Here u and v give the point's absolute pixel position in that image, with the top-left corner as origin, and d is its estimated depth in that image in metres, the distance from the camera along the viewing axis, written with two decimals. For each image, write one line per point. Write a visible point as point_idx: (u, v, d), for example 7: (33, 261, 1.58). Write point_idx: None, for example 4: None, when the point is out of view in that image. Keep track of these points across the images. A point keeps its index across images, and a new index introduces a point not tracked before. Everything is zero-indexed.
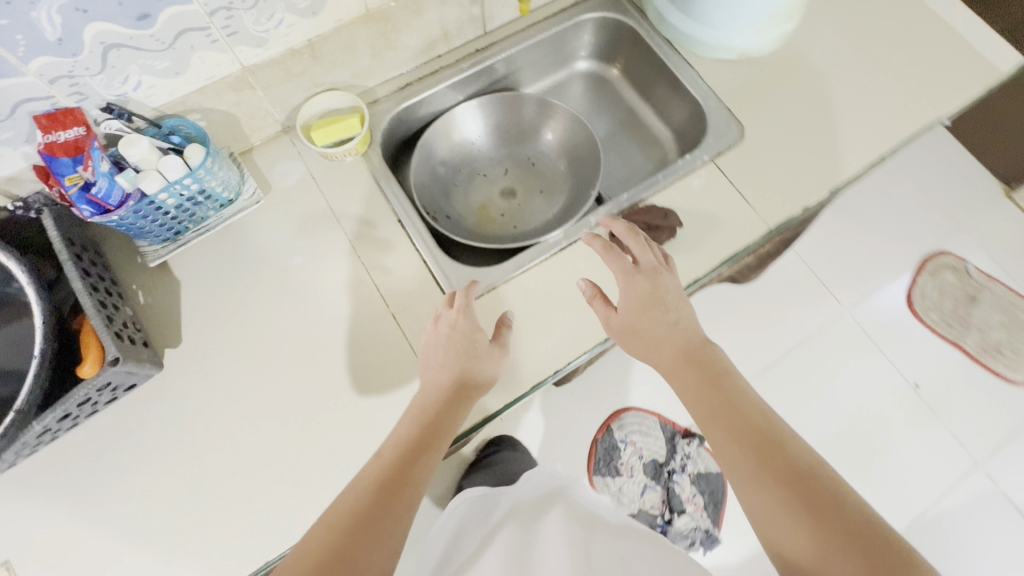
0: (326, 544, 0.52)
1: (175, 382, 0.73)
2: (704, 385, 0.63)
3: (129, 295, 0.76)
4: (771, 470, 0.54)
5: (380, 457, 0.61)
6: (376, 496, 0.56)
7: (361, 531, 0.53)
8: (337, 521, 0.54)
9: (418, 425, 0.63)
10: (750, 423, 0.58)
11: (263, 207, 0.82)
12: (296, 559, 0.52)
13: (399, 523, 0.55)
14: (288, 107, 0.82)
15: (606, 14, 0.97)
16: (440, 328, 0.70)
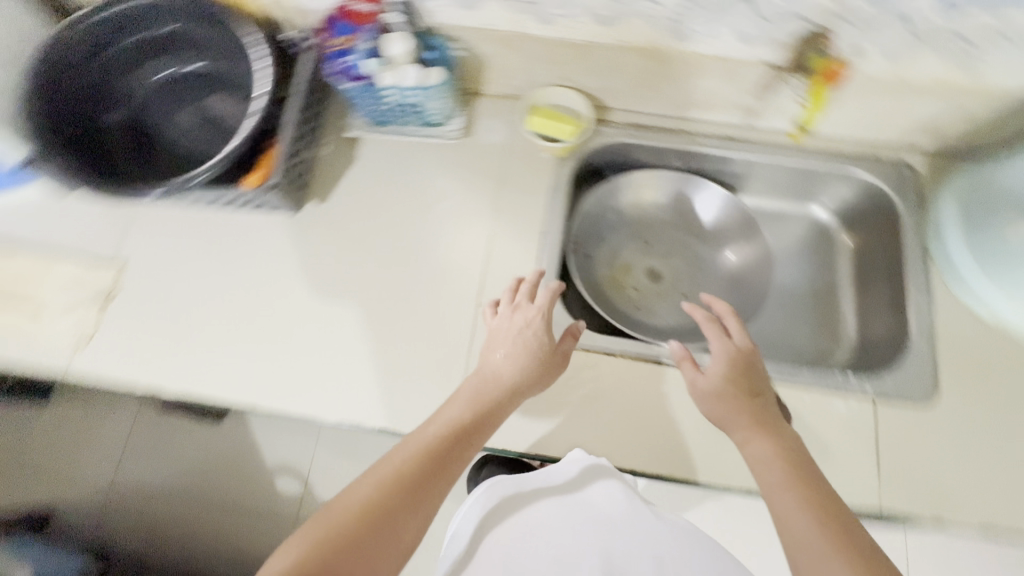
0: (354, 523, 0.52)
1: (298, 226, 0.84)
2: (768, 431, 0.61)
3: (320, 142, 0.87)
4: (832, 523, 0.51)
5: (428, 429, 0.62)
6: (415, 471, 0.57)
7: (395, 499, 0.54)
8: (373, 492, 0.54)
9: (471, 415, 0.64)
10: (807, 480, 0.56)
11: (454, 146, 0.87)
12: (326, 530, 0.51)
13: (429, 503, 0.56)
14: (532, 81, 0.86)
15: (881, 185, 0.84)
16: (518, 324, 0.72)
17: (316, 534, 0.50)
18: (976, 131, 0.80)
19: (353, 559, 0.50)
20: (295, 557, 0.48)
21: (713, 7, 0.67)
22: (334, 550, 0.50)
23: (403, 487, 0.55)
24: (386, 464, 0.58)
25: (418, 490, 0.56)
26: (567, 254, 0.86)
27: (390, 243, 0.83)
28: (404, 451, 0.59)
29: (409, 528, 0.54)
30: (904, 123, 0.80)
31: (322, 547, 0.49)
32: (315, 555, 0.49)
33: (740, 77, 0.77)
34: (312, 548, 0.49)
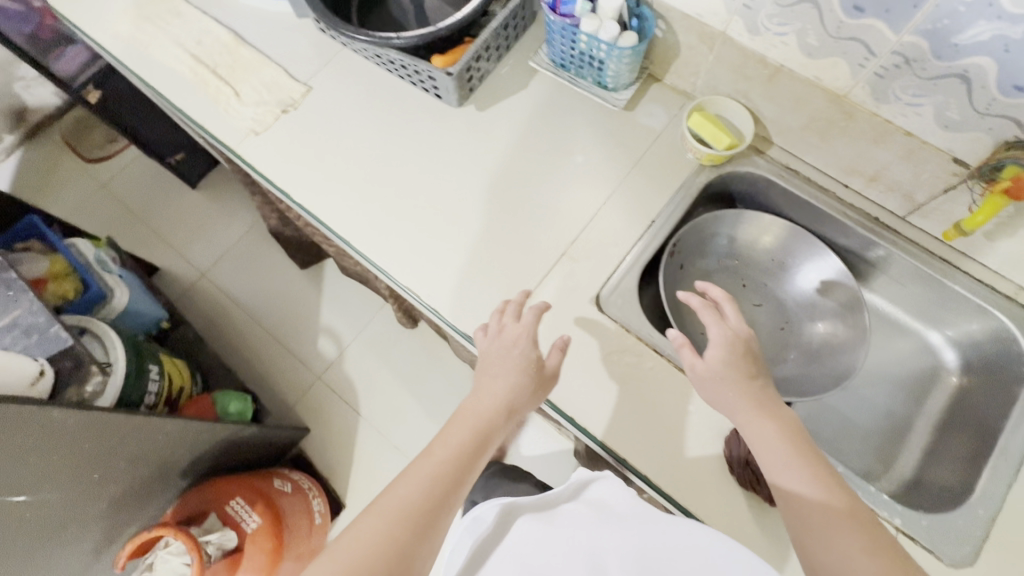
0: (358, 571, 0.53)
1: (451, 119, 0.93)
2: (771, 412, 0.61)
3: (502, 60, 0.95)
4: (843, 508, 0.53)
5: (426, 466, 0.63)
6: (420, 496, 0.60)
7: (400, 546, 0.55)
8: (375, 556, 0.54)
9: (472, 436, 0.66)
10: (810, 457, 0.57)
11: (611, 113, 0.92)
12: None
13: (435, 534, 0.58)
14: (710, 86, 0.87)
15: (1020, 339, 0.77)
16: (506, 343, 0.73)
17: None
18: None
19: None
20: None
21: (927, 77, 0.65)
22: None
23: (409, 526, 0.57)
24: (393, 488, 0.61)
25: (422, 518, 0.58)
26: (663, 252, 0.87)
27: (516, 168, 0.89)
28: (409, 472, 0.63)
29: (425, 554, 0.57)
30: None
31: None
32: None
33: (920, 162, 0.74)
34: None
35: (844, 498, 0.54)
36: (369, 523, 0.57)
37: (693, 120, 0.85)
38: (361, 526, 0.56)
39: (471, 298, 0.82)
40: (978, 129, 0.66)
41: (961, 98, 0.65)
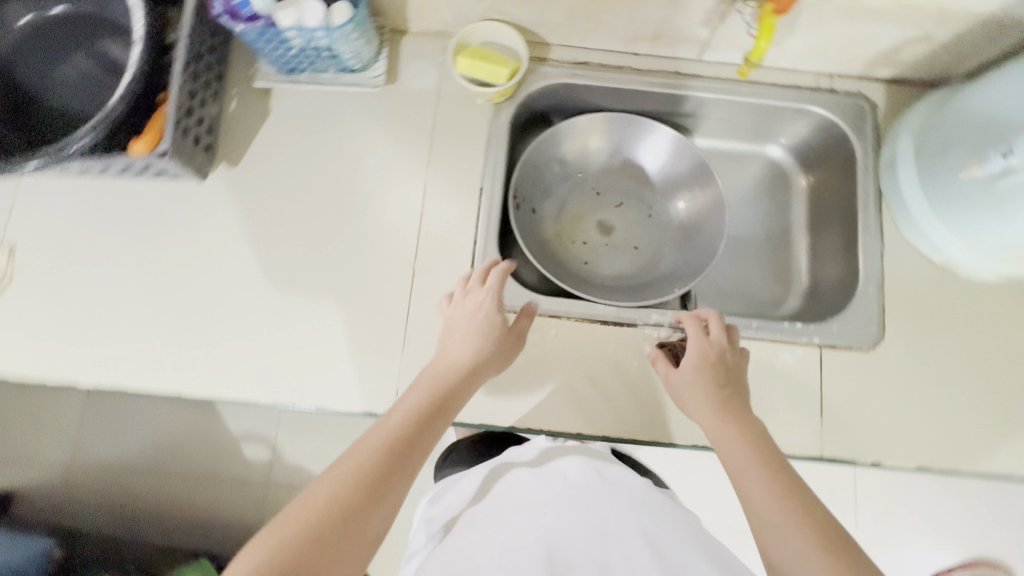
0: (332, 513, 0.44)
1: (207, 193, 0.75)
2: (733, 418, 0.59)
3: (224, 95, 0.76)
4: (801, 509, 0.49)
5: (386, 424, 0.54)
6: (370, 464, 0.48)
7: (381, 464, 0.49)
8: (353, 479, 0.47)
9: (429, 395, 0.58)
10: (772, 461, 0.54)
11: (377, 95, 0.78)
12: (295, 532, 0.42)
13: (410, 467, 0.51)
14: (460, 15, 0.76)
15: (837, 120, 0.80)
16: (471, 303, 0.66)
17: (269, 543, 0.41)
18: (935, 59, 0.75)
19: (352, 519, 0.44)
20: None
21: None
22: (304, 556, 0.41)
23: (388, 460, 0.49)
24: (344, 453, 0.50)
25: (403, 441, 0.52)
26: (508, 209, 0.80)
27: (315, 209, 0.76)
28: (363, 438, 0.52)
29: (382, 527, 0.47)
30: (861, 52, 0.75)
31: (315, 519, 0.43)
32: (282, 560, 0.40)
33: (689, 5, 0.70)
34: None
35: (795, 487, 0.51)
36: (311, 491, 0.46)
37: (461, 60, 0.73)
38: (315, 490, 0.46)
39: (351, 373, 0.71)
40: None
41: None
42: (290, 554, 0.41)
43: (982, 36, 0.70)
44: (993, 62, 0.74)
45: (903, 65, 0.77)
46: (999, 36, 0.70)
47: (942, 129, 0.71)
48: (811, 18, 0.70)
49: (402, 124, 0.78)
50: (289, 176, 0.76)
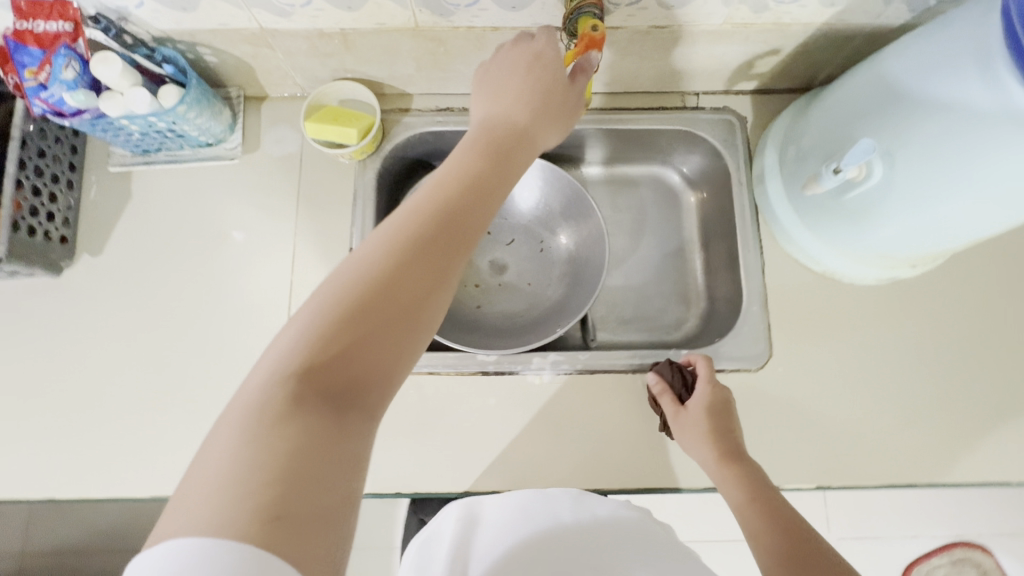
0: (370, 291, 0.40)
1: (69, 289, 0.73)
2: (738, 471, 0.58)
3: (81, 184, 0.75)
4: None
5: (438, 181, 0.46)
6: (386, 271, 0.41)
7: (410, 258, 0.42)
8: (379, 267, 0.41)
9: (480, 157, 0.48)
10: (812, 552, 0.48)
11: (239, 165, 0.77)
12: (331, 305, 0.39)
13: (450, 257, 0.43)
14: (311, 77, 0.75)
15: (706, 136, 0.79)
16: (527, 55, 0.55)
17: (313, 309, 0.39)
18: (791, 67, 0.75)
19: (399, 292, 0.40)
20: (261, 442, 0.33)
21: None
22: (352, 370, 0.38)
23: (426, 232, 0.43)
24: (385, 234, 0.43)
25: (440, 216, 0.44)
26: None
27: (185, 288, 0.74)
28: (397, 220, 0.43)
29: (432, 306, 0.42)
30: (717, 70, 0.75)
31: (355, 290, 0.40)
32: (327, 337, 0.38)
33: None
34: (319, 390, 0.36)
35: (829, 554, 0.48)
36: (350, 300, 0.39)
37: (312, 123, 0.71)
38: (339, 303, 0.39)
39: None
40: None
41: None
42: (337, 322, 0.39)
43: (827, 44, 0.69)
44: (848, 62, 0.73)
45: (764, 77, 0.77)
46: (844, 42, 0.69)
47: (794, 140, 0.71)
48: (654, 44, 0.69)
49: (266, 191, 0.77)
50: (155, 260, 0.75)
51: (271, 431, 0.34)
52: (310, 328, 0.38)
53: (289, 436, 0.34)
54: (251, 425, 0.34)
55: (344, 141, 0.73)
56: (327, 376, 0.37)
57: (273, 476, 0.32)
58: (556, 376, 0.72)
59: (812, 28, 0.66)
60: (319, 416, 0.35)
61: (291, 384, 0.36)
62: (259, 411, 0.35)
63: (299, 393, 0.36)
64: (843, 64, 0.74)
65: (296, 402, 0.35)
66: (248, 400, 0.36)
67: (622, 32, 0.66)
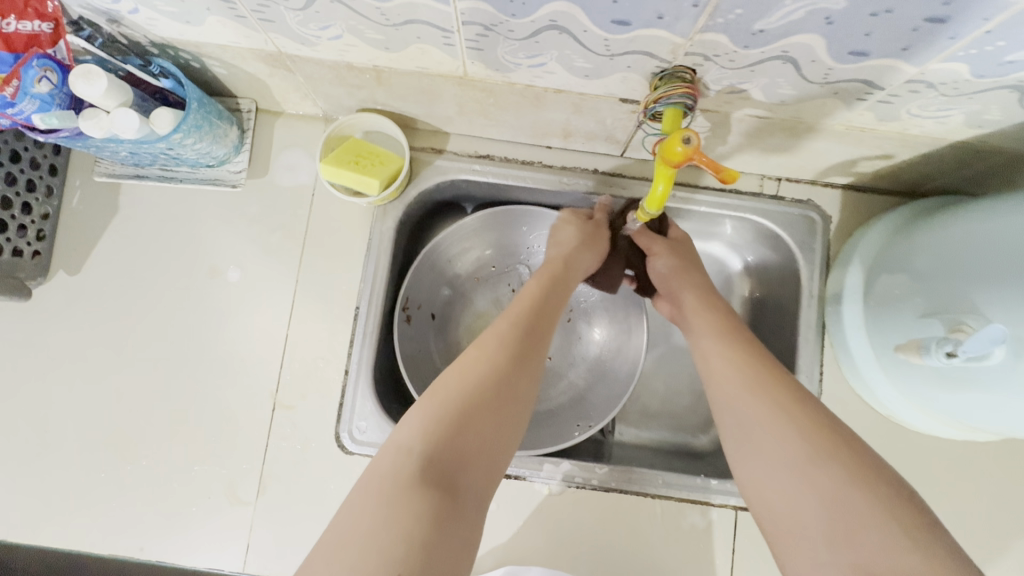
0: (474, 387, 0.46)
1: (38, 308, 0.65)
2: (717, 317, 0.58)
3: (64, 190, 0.66)
4: (799, 433, 0.45)
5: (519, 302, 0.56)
6: (493, 375, 0.47)
7: (507, 377, 0.47)
8: (482, 367, 0.48)
9: (549, 280, 0.59)
10: (770, 375, 0.50)
11: (242, 193, 0.67)
12: (441, 404, 0.44)
13: (536, 362, 0.51)
14: (335, 102, 0.64)
15: (782, 235, 0.68)
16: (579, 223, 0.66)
17: (428, 407, 0.44)
18: (897, 172, 0.63)
19: (504, 390, 0.47)
20: (388, 517, 0.38)
21: (522, 38, 0.45)
22: (458, 457, 0.42)
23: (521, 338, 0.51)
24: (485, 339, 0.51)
25: (531, 322, 0.53)
26: (391, 326, 0.69)
27: (165, 326, 0.66)
28: (499, 327, 0.52)
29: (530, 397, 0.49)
30: (809, 162, 0.63)
31: (461, 389, 0.46)
32: (440, 424, 0.43)
33: (594, 111, 0.57)
34: (431, 475, 0.40)
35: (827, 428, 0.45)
36: (456, 395, 0.45)
37: (330, 162, 0.61)
38: (451, 394, 0.45)
39: (192, 525, 0.62)
40: (618, 69, 0.48)
41: (574, 47, 0.45)
42: (447, 416, 0.43)
43: (951, 159, 0.58)
44: (970, 179, 0.61)
45: (862, 175, 0.65)
46: (975, 161, 0.57)
47: (893, 269, 0.59)
48: (745, 130, 0.57)
49: (268, 225, 0.67)
50: (134, 288, 0.66)
51: (398, 507, 0.38)
52: (423, 421, 0.43)
53: (410, 512, 0.38)
54: (385, 491, 0.39)
55: (368, 192, 0.63)
56: (440, 459, 0.41)
57: (408, 548, 0.36)
58: (565, 488, 0.64)
59: (943, 143, 0.54)
60: (437, 492, 0.40)
61: (410, 466, 0.40)
62: (390, 483, 0.39)
63: (419, 470, 0.40)
64: (960, 178, 0.62)
65: (423, 479, 0.40)
66: (388, 468, 0.40)
67: (712, 115, 0.54)
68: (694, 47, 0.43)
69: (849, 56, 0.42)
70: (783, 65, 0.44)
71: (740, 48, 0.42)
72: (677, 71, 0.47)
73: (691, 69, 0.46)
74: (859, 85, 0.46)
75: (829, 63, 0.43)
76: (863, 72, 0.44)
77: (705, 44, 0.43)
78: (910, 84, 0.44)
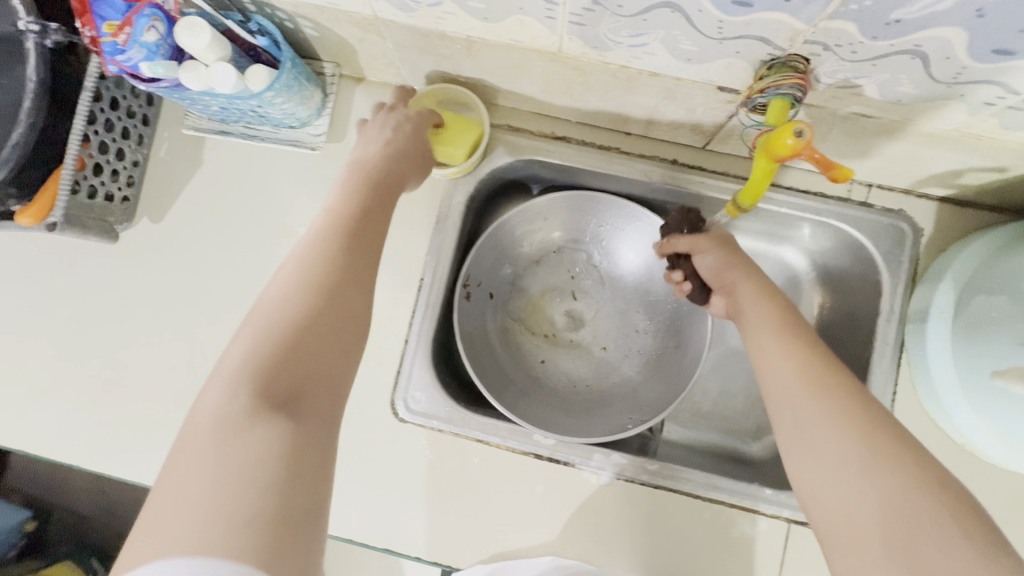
0: (304, 312, 0.41)
1: (122, 253, 0.68)
2: (776, 313, 0.53)
3: (153, 140, 0.69)
4: (856, 432, 0.42)
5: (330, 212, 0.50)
6: (304, 304, 0.42)
7: (321, 310, 0.42)
8: (302, 301, 0.42)
9: (369, 187, 0.52)
10: (829, 375, 0.47)
11: (320, 156, 0.68)
12: (263, 337, 0.40)
13: (363, 271, 0.46)
14: (417, 72, 0.64)
15: (867, 244, 0.65)
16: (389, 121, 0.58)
17: (247, 347, 0.39)
18: (1006, 188, 0.59)
19: (331, 308, 0.42)
20: (216, 461, 0.33)
21: (630, 15, 0.44)
22: (294, 382, 0.38)
23: (313, 261, 0.45)
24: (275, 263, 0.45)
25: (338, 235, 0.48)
26: (453, 300, 0.69)
27: (235, 280, 0.68)
28: (307, 241, 0.47)
29: (365, 303, 0.45)
30: (908, 169, 0.59)
31: (284, 319, 0.41)
32: (267, 354, 0.39)
33: (686, 98, 0.55)
34: (279, 407, 0.36)
35: (887, 429, 0.42)
36: (267, 330, 0.40)
37: None
38: (260, 326, 0.40)
39: None
40: (725, 54, 0.46)
41: (684, 28, 0.44)
42: (269, 351, 0.39)
43: None
44: None
45: (964, 188, 0.61)
46: None
47: (994, 290, 0.56)
48: (845, 130, 0.54)
49: None
50: (208, 241, 0.68)
51: (227, 449, 0.33)
52: (251, 358, 0.38)
53: (246, 451, 0.33)
54: (213, 436, 0.34)
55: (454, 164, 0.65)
56: (277, 388, 0.37)
57: (248, 485, 0.32)
58: (615, 480, 0.64)
59: None
60: (276, 415, 0.36)
61: (234, 407, 0.35)
62: (218, 426, 0.35)
63: (254, 405, 0.36)
64: None
65: (254, 410, 0.35)
66: (211, 414, 0.35)
67: (815, 110, 0.52)
68: (817, 35, 0.41)
69: (990, 55, 0.39)
70: (910, 61, 0.41)
71: (867, 39, 0.40)
72: (790, 60, 0.44)
73: (805, 59, 0.44)
74: (991, 88, 0.42)
75: (964, 61, 0.40)
76: (1001, 73, 0.40)
77: (829, 33, 0.40)
78: None
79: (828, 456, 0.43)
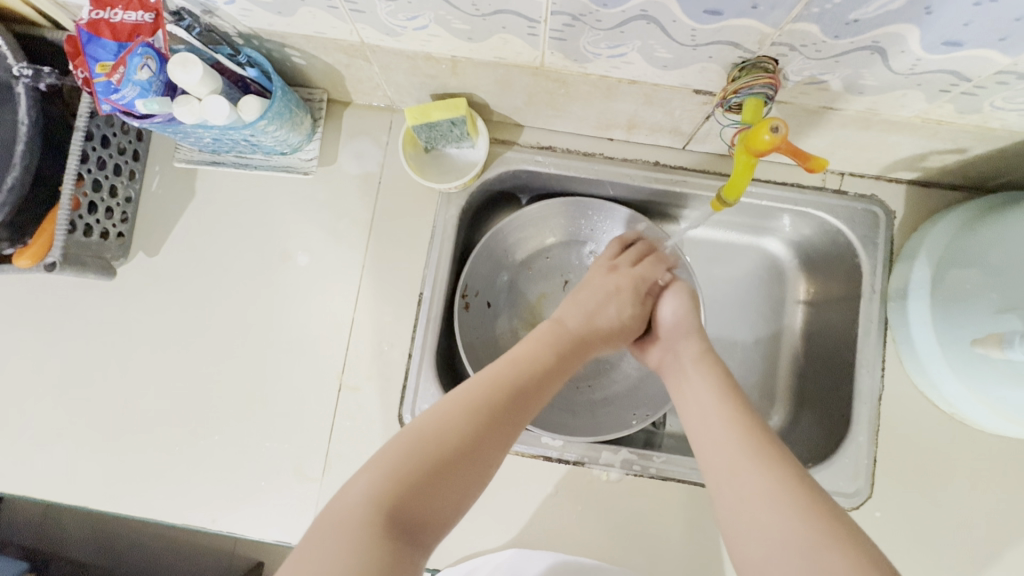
0: (436, 452, 0.43)
1: (119, 288, 0.68)
2: (717, 382, 0.53)
3: (144, 175, 0.69)
4: (795, 508, 0.41)
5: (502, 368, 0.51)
6: (465, 430, 0.45)
7: (481, 436, 0.45)
8: (462, 423, 0.45)
9: (553, 349, 0.55)
10: (769, 448, 0.45)
11: (312, 180, 0.70)
12: (415, 441, 0.43)
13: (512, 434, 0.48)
14: (404, 93, 0.66)
15: (844, 230, 0.68)
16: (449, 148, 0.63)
17: (395, 451, 0.42)
18: (968, 167, 0.62)
19: (467, 458, 0.44)
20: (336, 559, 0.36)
21: (608, 28, 0.46)
22: (419, 503, 0.40)
23: (480, 409, 0.47)
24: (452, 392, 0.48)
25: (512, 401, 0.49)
26: (452, 312, 0.70)
27: (235, 306, 0.68)
28: (486, 384, 0.49)
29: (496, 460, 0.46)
30: (877, 156, 0.63)
31: (449, 432, 0.44)
32: (409, 472, 0.41)
33: (664, 103, 0.58)
34: (387, 527, 0.38)
35: (821, 508, 0.41)
36: (430, 431, 0.44)
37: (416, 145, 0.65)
38: (426, 432, 0.44)
39: (259, 499, 0.64)
40: (698, 59, 0.49)
41: (658, 37, 0.46)
42: (420, 462, 0.42)
43: None
44: None
45: (929, 170, 0.64)
46: None
47: (963, 264, 0.60)
48: (816, 123, 0.57)
49: (335, 211, 0.69)
50: (205, 270, 0.69)
51: (355, 547, 0.36)
52: (380, 477, 0.41)
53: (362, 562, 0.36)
54: (346, 532, 0.37)
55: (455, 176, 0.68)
56: (403, 509, 0.40)
57: None
58: (624, 476, 0.65)
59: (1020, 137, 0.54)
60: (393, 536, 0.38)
61: (369, 509, 0.39)
62: (342, 528, 0.38)
63: (374, 522, 0.38)
64: None
65: (382, 524, 0.38)
66: (350, 506, 0.39)
67: (786, 107, 0.55)
68: (783, 37, 0.44)
69: (941, 46, 0.42)
70: (870, 56, 0.45)
71: (829, 38, 0.43)
72: (760, 61, 0.47)
73: (774, 59, 0.47)
74: (946, 76, 0.46)
75: (918, 53, 0.43)
76: (953, 62, 0.44)
77: (794, 34, 0.43)
78: (1001, 74, 0.44)
79: (762, 526, 0.41)
